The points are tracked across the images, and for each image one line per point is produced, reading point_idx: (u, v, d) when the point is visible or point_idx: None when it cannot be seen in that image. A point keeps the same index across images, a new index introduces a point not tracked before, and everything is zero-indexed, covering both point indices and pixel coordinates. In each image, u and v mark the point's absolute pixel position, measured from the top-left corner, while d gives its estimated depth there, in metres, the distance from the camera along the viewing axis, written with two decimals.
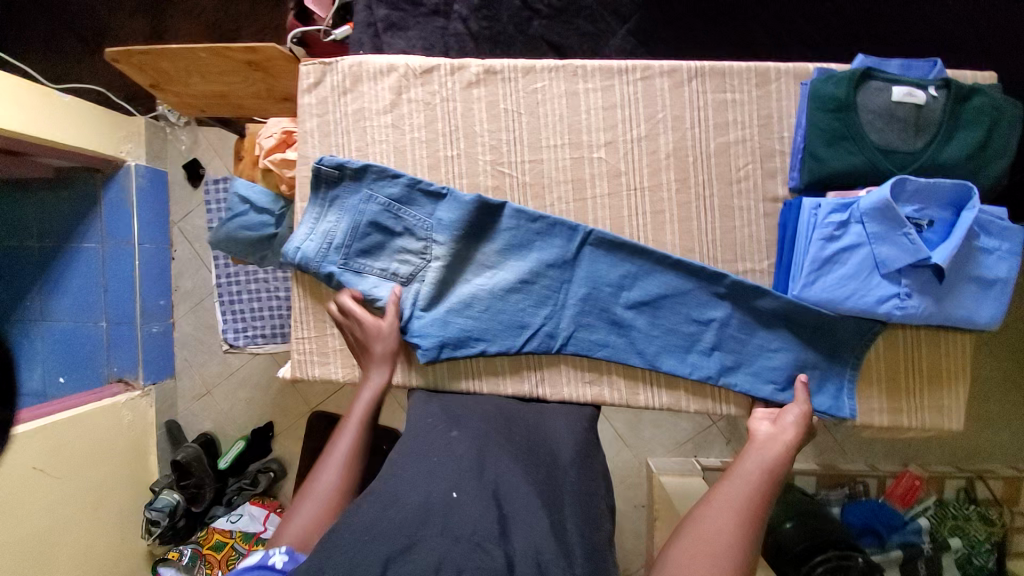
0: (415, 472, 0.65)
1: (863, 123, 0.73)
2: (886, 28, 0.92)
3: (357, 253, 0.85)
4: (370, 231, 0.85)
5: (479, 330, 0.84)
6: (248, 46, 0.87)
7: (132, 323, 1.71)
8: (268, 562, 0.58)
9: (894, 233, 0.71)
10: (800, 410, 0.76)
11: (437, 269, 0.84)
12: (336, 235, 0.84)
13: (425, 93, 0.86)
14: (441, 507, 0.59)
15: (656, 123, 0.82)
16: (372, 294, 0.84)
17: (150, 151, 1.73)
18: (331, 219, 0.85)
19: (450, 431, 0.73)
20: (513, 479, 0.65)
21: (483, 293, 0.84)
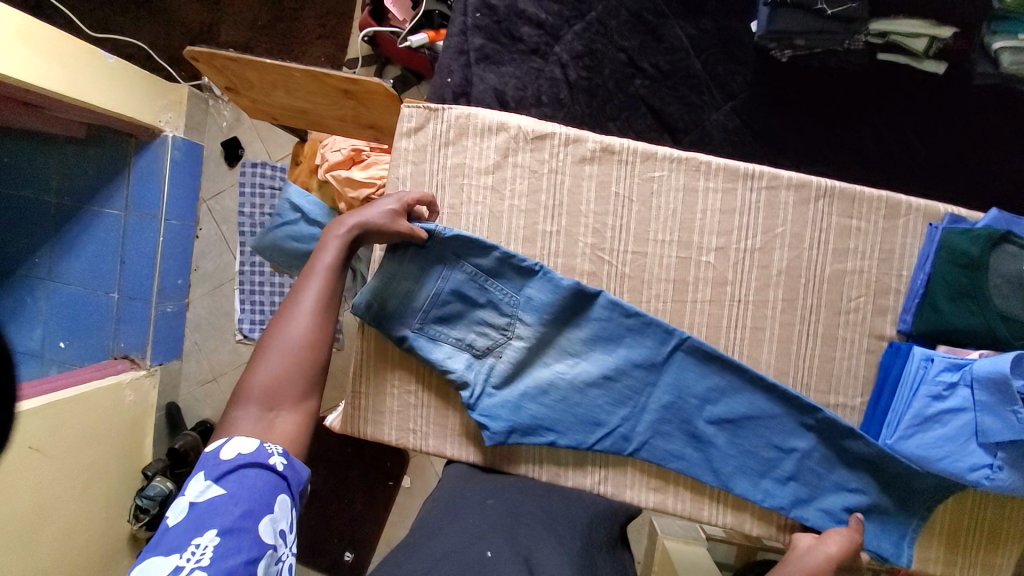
0: (450, 530, 0.69)
1: (989, 285, 0.70)
2: (986, 154, 0.94)
3: (434, 319, 0.76)
4: (451, 298, 0.76)
5: (554, 423, 0.77)
6: (350, 77, 0.79)
7: (147, 300, 1.63)
8: (268, 461, 0.55)
9: (1004, 407, 0.67)
10: (846, 535, 0.71)
11: (518, 348, 0.77)
12: (413, 298, 0.76)
13: (533, 160, 0.80)
14: (476, 565, 0.61)
15: (773, 237, 0.78)
16: (445, 365, 0.75)
17: (190, 123, 1.63)
18: (408, 278, 0.76)
19: (486, 498, 0.75)
20: (546, 549, 0.66)
21: (563, 384, 0.77)
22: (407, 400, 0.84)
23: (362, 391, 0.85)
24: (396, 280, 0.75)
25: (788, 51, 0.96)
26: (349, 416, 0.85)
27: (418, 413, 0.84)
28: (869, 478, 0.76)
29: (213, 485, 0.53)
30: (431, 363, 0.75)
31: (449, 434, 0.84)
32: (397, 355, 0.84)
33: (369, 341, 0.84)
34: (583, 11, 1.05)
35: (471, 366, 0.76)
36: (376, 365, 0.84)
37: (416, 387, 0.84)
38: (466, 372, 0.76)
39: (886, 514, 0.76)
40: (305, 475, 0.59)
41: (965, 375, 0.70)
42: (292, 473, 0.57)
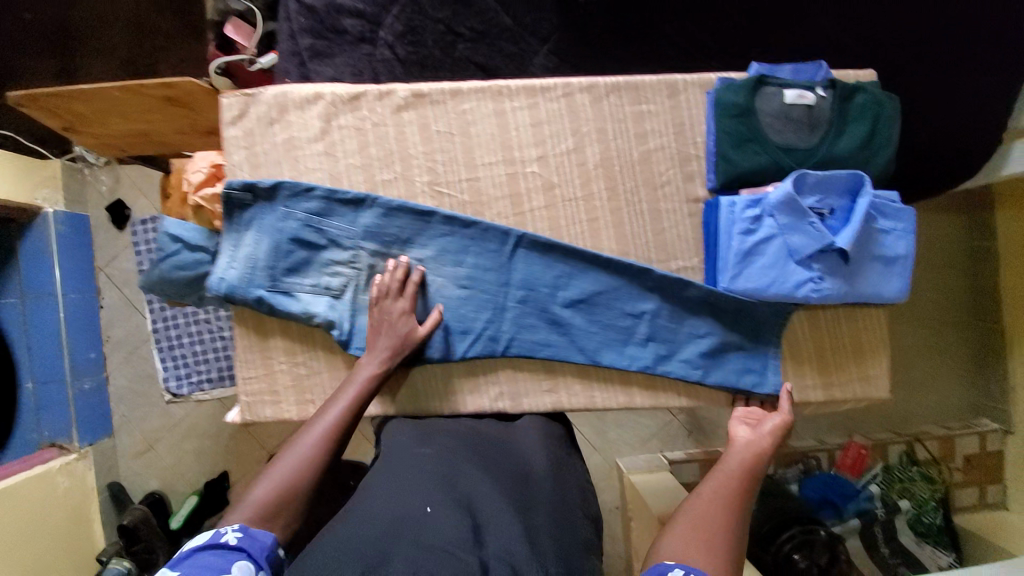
0: (385, 491, 0.64)
1: (763, 126, 0.81)
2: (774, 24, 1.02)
3: (284, 272, 0.83)
4: (293, 248, 0.84)
5: (423, 336, 0.84)
6: (164, 81, 0.87)
7: (61, 381, 1.59)
8: (220, 539, 0.61)
9: (802, 222, 0.77)
10: (780, 419, 0.79)
11: (369, 276, 0.85)
12: (259, 257, 0.83)
13: (356, 119, 0.87)
14: (415, 520, 0.59)
15: (582, 136, 0.87)
16: (306, 310, 0.83)
17: (69, 195, 1.63)
18: (249, 243, 0.84)
19: (422, 451, 0.73)
20: (485, 491, 0.65)
21: (421, 298, 0.85)
22: (298, 371, 0.87)
23: (253, 377, 0.87)
24: (239, 247, 0.84)
25: None
26: (246, 405, 0.87)
27: (314, 381, 0.87)
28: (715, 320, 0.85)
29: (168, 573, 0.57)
30: (294, 313, 0.83)
31: None
32: (278, 329, 0.87)
33: (247, 327, 0.86)
34: None
35: (332, 304, 0.84)
36: (260, 348, 0.87)
37: (305, 358, 0.87)
38: (329, 313, 0.84)
39: (745, 352, 0.85)
40: (268, 541, 0.64)
41: (764, 206, 0.78)
42: (251, 542, 0.62)
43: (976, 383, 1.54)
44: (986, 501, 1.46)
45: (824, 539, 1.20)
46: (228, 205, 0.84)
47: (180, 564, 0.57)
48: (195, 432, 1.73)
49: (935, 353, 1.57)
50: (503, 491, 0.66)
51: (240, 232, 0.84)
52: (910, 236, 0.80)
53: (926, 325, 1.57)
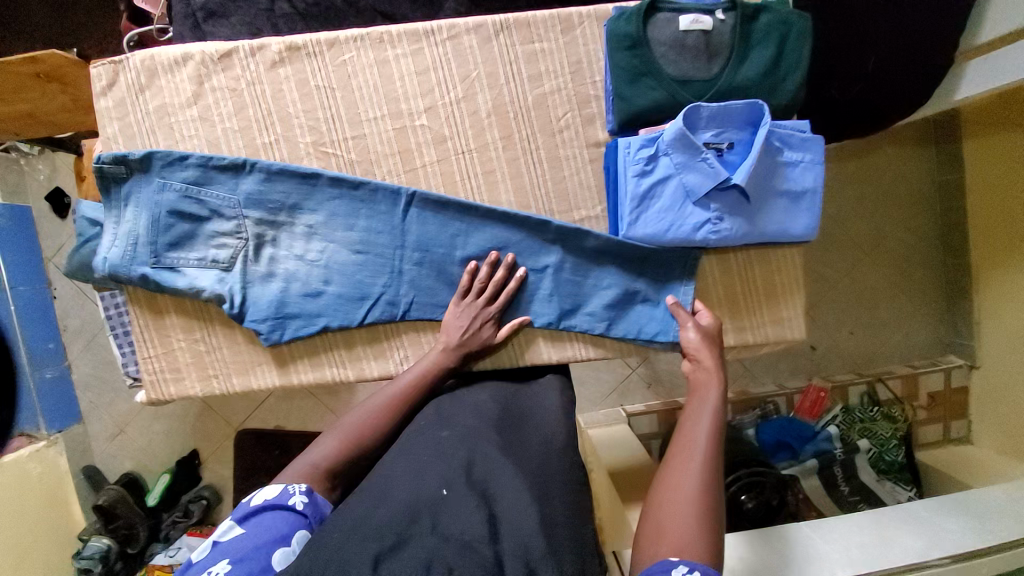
0: (405, 472, 0.61)
1: (658, 57, 0.75)
2: None
3: (168, 247, 0.80)
4: (174, 221, 0.80)
5: (321, 304, 0.83)
6: (27, 56, 0.83)
7: (20, 372, 1.58)
8: (288, 500, 0.59)
9: (696, 160, 0.72)
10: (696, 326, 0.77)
11: (259, 246, 0.82)
12: (139, 233, 0.80)
13: (229, 79, 0.81)
14: (430, 505, 0.56)
15: (472, 82, 0.81)
16: (192, 286, 0.80)
17: (6, 186, 1.60)
18: (128, 219, 0.80)
19: (440, 431, 0.68)
20: (504, 474, 0.60)
21: (314, 264, 0.83)
22: (197, 347, 0.86)
23: (152, 355, 0.86)
24: (116, 223, 0.80)
25: None
26: (149, 384, 0.86)
27: (214, 357, 0.86)
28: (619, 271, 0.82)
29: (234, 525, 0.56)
30: (181, 289, 0.80)
31: (248, 368, 0.86)
32: (172, 307, 0.84)
33: (139, 306, 0.84)
34: None
35: (221, 278, 0.81)
36: (155, 325, 0.85)
37: (202, 334, 0.85)
38: (217, 287, 0.81)
39: (651, 301, 0.82)
40: (328, 512, 0.62)
41: (659, 145, 0.73)
42: (314, 510, 0.61)
43: (944, 319, 1.49)
44: (949, 436, 1.43)
45: (774, 481, 1.17)
46: (103, 182, 0.79)
47: (244, 523, 0.57)
48: (164, 412, 1.76)
49: (910, 288, 1.49)
50: (527, 472, 0.61)
51: (116, 209, 0.80)
52: (817, 166, 0.76)
53: (898, 261, 1.48)
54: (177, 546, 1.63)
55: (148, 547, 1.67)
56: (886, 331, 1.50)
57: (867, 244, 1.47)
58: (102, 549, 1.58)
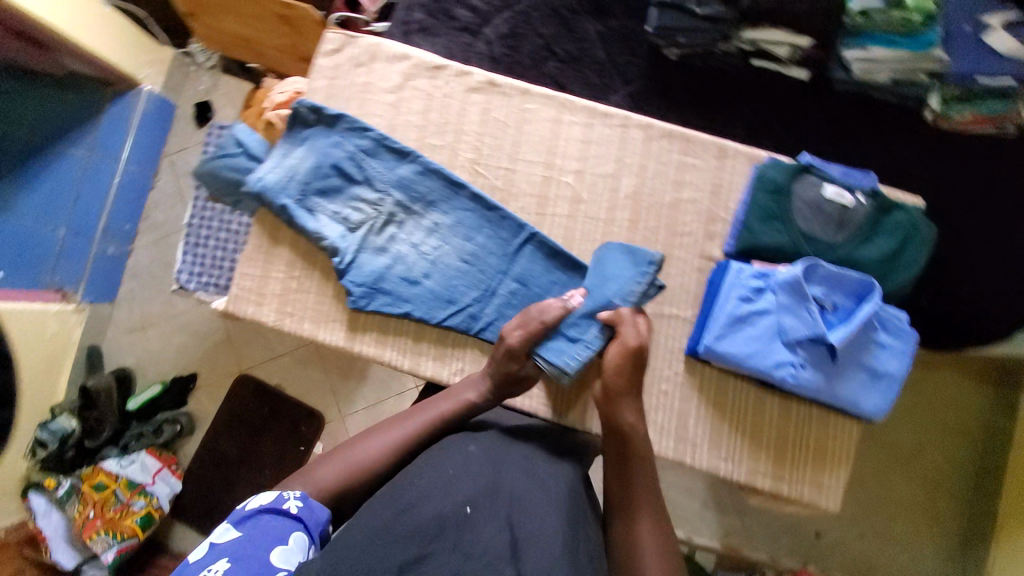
0: (429, 483, 0.66)
1: (794, 209, 0.83)
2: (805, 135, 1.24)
3: (314, 192, 0.90)
4: (331, 174, 0.90)
5: (414, 291, 0.89)
6: (284, 1, 0.95)
7: (91, 237, 1.69)
8: (284, 505, 0.67)
9: (800, 306, 0.77)
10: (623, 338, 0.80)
11: (386, 221, 0.90)
12: (299, 171, 0.90)
13: (429, 85, 0.94)
14: (455, 519, 0.61)
15: (623, 165, 0.90)
16: (319, 231, 0.88)
17: (168, 83, 1.81)
18: (296, 156, 0.91)
19: (468, 445, 0.74)
20: (527, 500, 0.66)
21: (424, 255, 0.90)
22: (289, 283, 0.92)
23: (250, 273, 0.92)
24: (285, 156, 0.91)
25: (674, 49, 1.21)
26: (235, 295, 0.92)
27: (298, 298, 0.91)
28: (687, 373, 0.86)
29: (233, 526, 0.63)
30: (308, 230, 0.88)
31: (320, 320, 0.91)
32: (288, 241, 0.92)
33: (263, 227, 0.92)
34: (510, 3, 1.27)
35: (344, 235, 0.89)
36: (266, 250, 0.92)
37: (301, 273, 0.91)
38: (338, 241, 0.88)
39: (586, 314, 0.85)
40: (323, 516, 0.69)
41: (769, 282, 0.79)
42: (309, 514, 0.68)
43: (956, 562, 1.42)
44: None
45: None
46: (291, 124, 0.91)
47: (242, 524, 0.64)
48: (186, 327, 1.79)
49: (933, 518, 1.43)
50: (549, 505, 0.67)
51: (291, 145, 0.91)
52: (904, 357, 0.80)
53: (928, 484, 1.44)
54: (132, 460, 1.62)
55: (103, 449, 1.64)
56: (899, 551, 1.43)
57: (904, 456, 1.45)
58: (65, 430, 1.57)
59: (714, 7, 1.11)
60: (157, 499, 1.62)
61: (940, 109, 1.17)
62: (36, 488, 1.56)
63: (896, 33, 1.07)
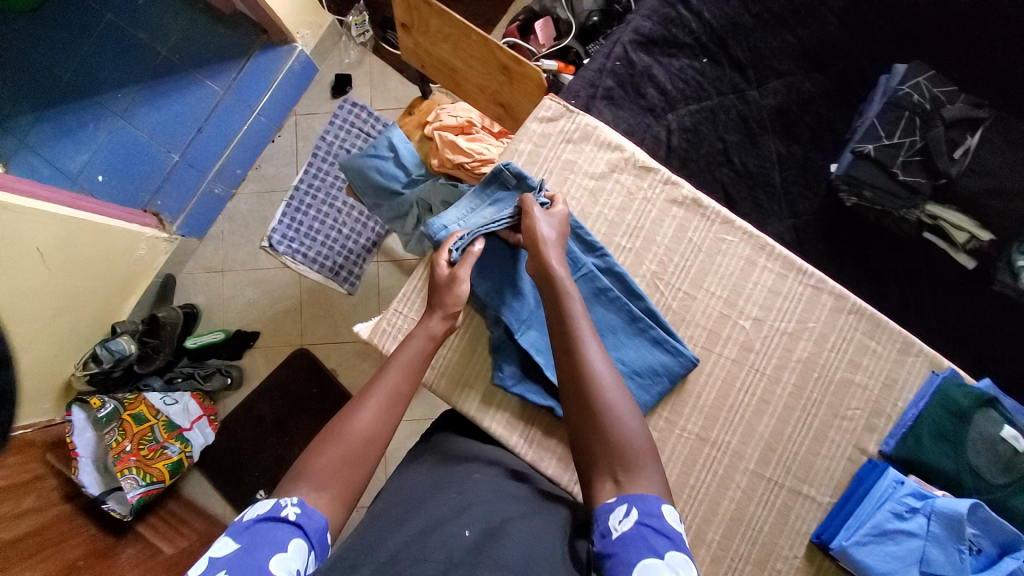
0: (435, 505, 0.70)
1: (967, 437, 0.81)
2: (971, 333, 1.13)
3: (493, 257, 0.89)
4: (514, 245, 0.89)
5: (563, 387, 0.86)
6: (519, 58, 0.93)
7: (203, 173, 1.68)
8: (280, 511, 0.62)
9: (952, 543, 0.76)
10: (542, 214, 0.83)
11: None
12: (484, 232, 0.89)
13: (633, 183, 0.92)
14: (450, 536, 0.62)
15: (804, 328, 0.88)
16: (487, 298, 0.87)
17: (319, 46, 1.76)
18: (485, 215, 0.90)
19: (474, 475, 0.78)
20: (531, 533, 0.66)
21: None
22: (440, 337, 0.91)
23: (405, 313, 0.92)
24: (475, 213, 0.90)
25: (853, 198, 1.15)
26: (382, 329, 0.92)
27: (443, 352, 0.91)
28: (805, 555, 0.84)
29: (230, 541, 0.58)
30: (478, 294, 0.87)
31: (459, 381, 0.90)
32: None
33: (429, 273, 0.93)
34: (702, 97, 1.23)
35: (512, 308, 0.87)
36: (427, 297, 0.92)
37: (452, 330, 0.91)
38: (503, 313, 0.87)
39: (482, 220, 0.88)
40: (323, 523, 0.64)
41: (927, 505, 0.78)
42: (308, 520, 0.63)
43: None
44: None
45: None
46: (487, 183, 0.90)
47: (240, 535, 0.59)
48: (262, 285, 1.78)
49: None
50: (551, 533, 0.68)
51: (484, 203, 0.91)
52: None
53: None
54: (176, 400, 1.61)
55: (149, 377, 1.63)
56: None
57: None
58: (124, 352, 1.54)
59: (917, 178, 1.08)
60: (191, 447, 1.61)
61: None
62: (77, 402, 1.47)
63: None
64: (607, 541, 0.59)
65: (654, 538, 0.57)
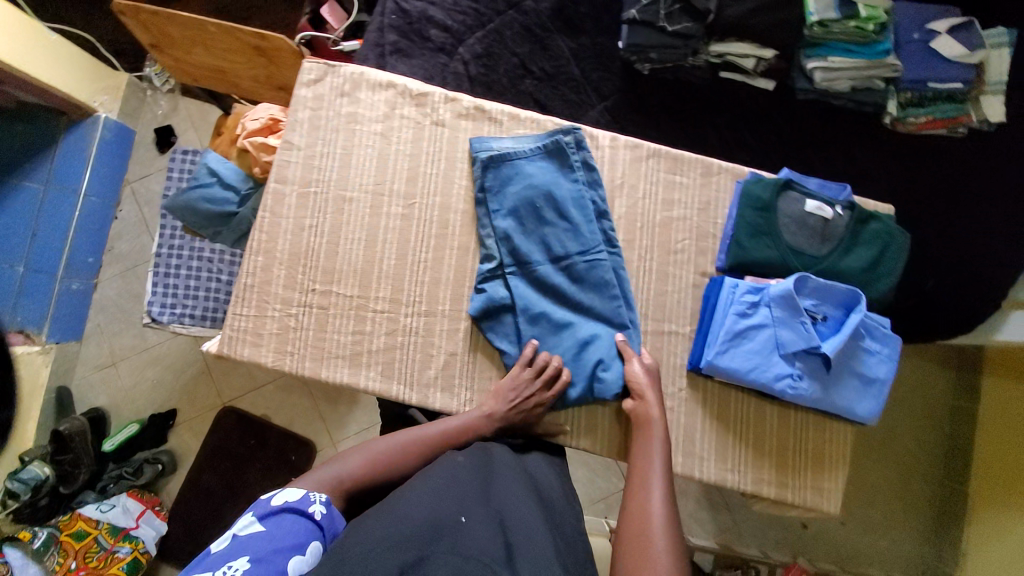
0: (422, 493, 0.64)
1: (780, 224, 0.87)
2: (784, 149, 1.26)
3: (516, 197, 0.89)
4: (529, 198, 0.89)
5: (544, 314, 0.86)
6: (259, 32, 0.95)
7: (52, 274, 1.58)
8: (309, 508, 0.64)
9: (794, 319, 0.81)
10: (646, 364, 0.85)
11: (539, 263, 0.88)
12: (505, 166, 0.90)
13: (417, 113, 0.94)
14: (450, 527, 0.59)
15: (615, 187, 0.92)
16: (486, 239, 0.89)
17: (125, 108, 1.69)
18: (523, 155, 0.90)
19: (457, 456, 0.74)
20: (522, 514, 0.65)
21: (569, 292, 0.87)
22: (285, 322, 0.89)
23: (244, 314, 0.89)
24: (514, 153, 0.90)
25: (647, 64, 1.22)
26: (226, 338, 0.89)
27: (298, 335, 0.89)
28: (689, 385, 0.89)
29: (257, 522, 0.60)
30: (483, 232, 0.89)
31: (324, 357, 0.89)
32: (281, 281, 0.90)
33: (252, 267, 0.90)
34: (484, 22, 1.26)
35: (519, 257, 0.88)
36: (258, 289, 0.90)
37: (297, 310, 0.89)
38: (502, 260, 0.88)
39: (518, 160, 0.90)
40: (340, 528, 0.66)
41: (763, 296, 0.83)
42: (328, 523, 0.65)
43: (930, 540, 1.51)
44: None
45: None
46: (551, 138, 0.91)
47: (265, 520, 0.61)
48: (162, 361, 1.71)
49: (905, 495, 1.53)
50: (535, 508, 0.68)
51: (537, 151, 0.91)
52: (891, 361, 0.84)
53: (901, 470, 1.54)
54: (112, 504, 1.53)
55: (80, 493, 1.54)
56: (875, 534, 1.52)
57: (876, 443, 1.55)
58: (39, 478, 1.46)
59: (684, 24, 1.13)
60: (144, 543, 1.53)
61: (897, 114, 1.24)
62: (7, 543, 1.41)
63: (854, 42, 1.18)
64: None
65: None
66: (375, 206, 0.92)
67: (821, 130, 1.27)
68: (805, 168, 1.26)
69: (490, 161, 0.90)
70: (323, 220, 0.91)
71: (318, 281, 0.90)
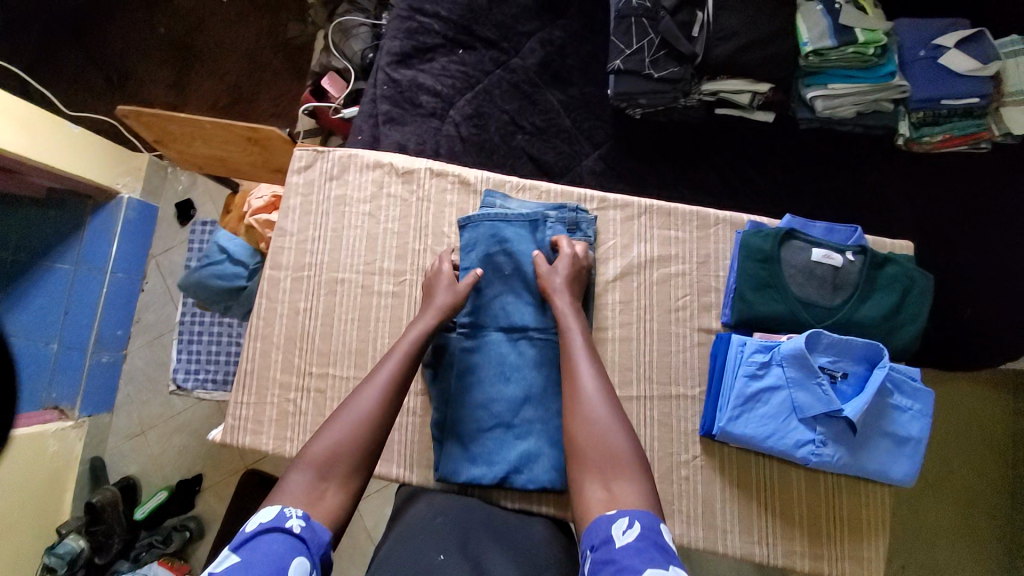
0: (402, 548, 0.66)
1: (786, 276, 0.83)
2: (792, 182, 1.21)
3: (499, 260, 0.88)
4: (507, 271, 0.88)
5: (477, 367, 0.85)
6: (250, 126, 1.03)
7: (83, 349, 1.65)
8: (285, 524, 0.56)
9: (810, 380, 0.76)
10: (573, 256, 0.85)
11: (497, 334, 0.86)
12: (501, 234, 0.88)
13: (405, 190, 0.95)
14: (429, 565, 0.61)
15: (606, 249, 0.91)
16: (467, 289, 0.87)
17: (147, 187, 1.79)
18: (515, 222, 0.89)
19: (435, 518, 0.73)
20: (497, 555, 0.64)
21: (505, 369, 0.85)
22: (288, 406, 0.90)
23: (245, 401, 0.90)
24: (512, 219, 0.89)
25: (637, 109, 1.21)
26: (229, 428, 0.90)
27: (297, 420, 0.89)
28: (704, 452, 0.84)
29: (232, 554, 0.51)
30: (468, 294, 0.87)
31: None
32: (280, 365, 0.91)
33: (254, 353, 0.91)
34: (473, 83, 1.27)
35: (488, 325, 0.87)
36: (259, 375, 0.91)
37: (297, 395, 0.90)
38: (469, 322, 0.87)
39: (512, 240, 0.88)
40: (326, 538, 0.58)
41: (775, 355, 0.78)
42: (312, 534, 0.57)
43: None
44: None
45: None
46: (539, 212, 0.89)
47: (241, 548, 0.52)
48: (187, 427, 1.75)
49: (972, 534, 1.38)
50: (513, 558, 0.65)
51: (532, 226, 0.89)
52: (925, 418, 0.78)
53: (963, 508, 1.39)
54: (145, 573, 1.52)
55: (114, 563, 1.55)
56: None
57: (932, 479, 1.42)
58: (74, 551, 1.48)
59: (671, 69, 1.11)
60: None
61: (911, 135, 1.16)
62: None
63: (855, 67, 1.10)
64: (607, 550, 0.53)
65: (660, 553, 0.52)
66: (367, 285, 0.92)
67: (828, 158, 1.22)
68: (816, 198, 1.20)
69: (490, 233, 0.88)
70: (318, 301, 0.92)
71: (315, 364, 0.90)
